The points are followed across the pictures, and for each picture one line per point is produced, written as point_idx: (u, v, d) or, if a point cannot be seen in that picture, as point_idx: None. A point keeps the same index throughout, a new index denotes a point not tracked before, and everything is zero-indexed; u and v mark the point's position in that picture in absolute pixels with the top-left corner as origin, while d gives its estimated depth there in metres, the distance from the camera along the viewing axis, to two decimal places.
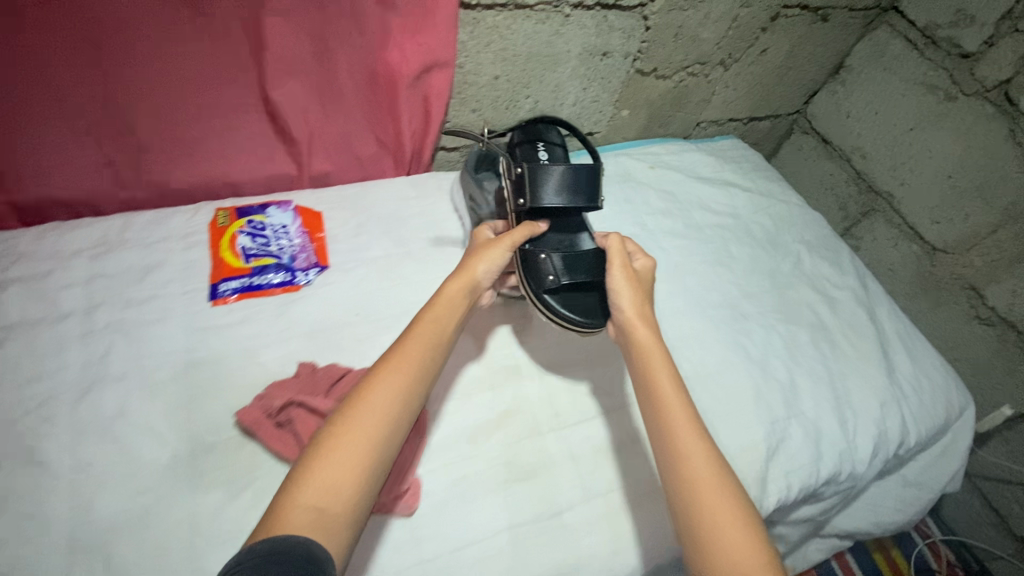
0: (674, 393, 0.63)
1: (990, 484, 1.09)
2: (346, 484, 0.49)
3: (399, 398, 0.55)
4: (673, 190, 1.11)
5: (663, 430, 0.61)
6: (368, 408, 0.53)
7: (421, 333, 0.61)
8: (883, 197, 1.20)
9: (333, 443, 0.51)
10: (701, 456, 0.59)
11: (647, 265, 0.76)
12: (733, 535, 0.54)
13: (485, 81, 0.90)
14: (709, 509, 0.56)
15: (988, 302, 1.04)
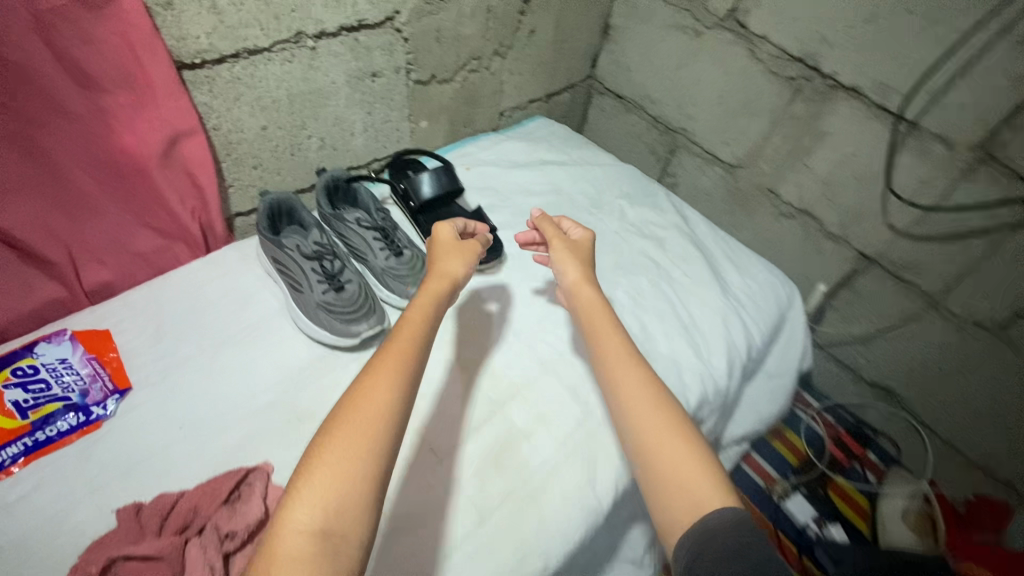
0: (626, 353, 0.72)
1: (837, 348, 1.25)
2: (340, 498, 0.50)
3: (392, 406, 0.56)
4: (492, 185, 1.13)
5: (620, 391, 0.69)
6: (360, 413, 0.55)
7: (407, 335, 0.62)
8: (679, 133, 1.30)
9: (322, 453, 0.52)
10: (659, 403, 0.67)
11: (584, 237, 0.85)
12: (687, 466, 0.61)
13: (253, 135, 0.84)
14: (662, 450, 0.63)
15: (784, 199, 1.17)
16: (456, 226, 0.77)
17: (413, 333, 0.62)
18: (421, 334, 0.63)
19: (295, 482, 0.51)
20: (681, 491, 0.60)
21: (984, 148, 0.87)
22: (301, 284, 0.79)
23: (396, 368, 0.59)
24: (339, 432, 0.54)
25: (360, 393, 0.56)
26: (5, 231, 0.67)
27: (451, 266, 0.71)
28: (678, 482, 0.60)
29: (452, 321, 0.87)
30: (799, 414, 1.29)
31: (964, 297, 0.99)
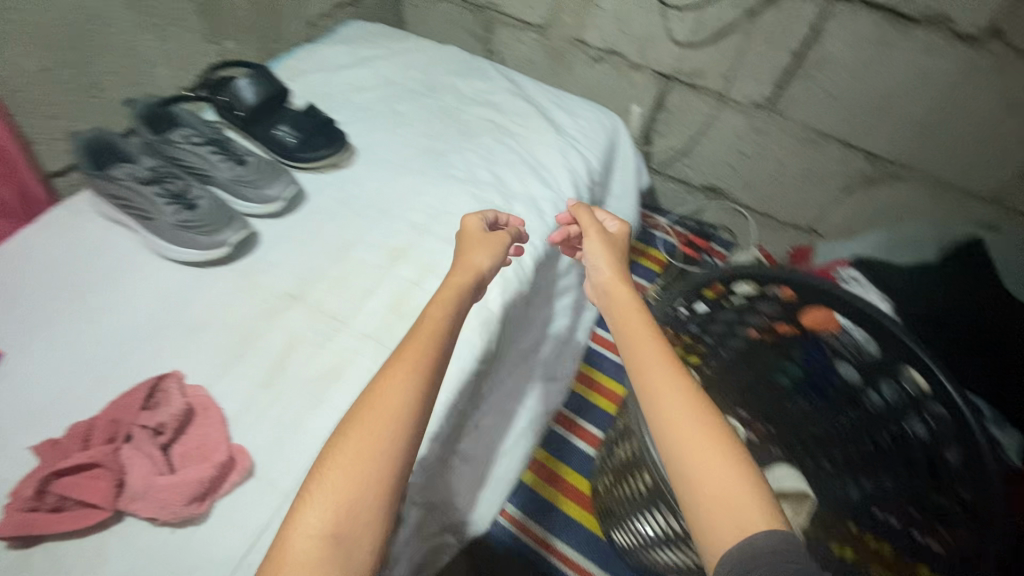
0: (661, 353, 0.64)
1: (669, 166, 1.46)
2: (352, 496, 0.50)
3: (410, 401, 0.56)
4: (322, 90, 1.13)
5: (652, 398, 0.61)
6: (371, 412, 0.55)
7: (424, 324, 0.64)
8: (487, 8, 1.37)
9: (342, 449, 0.53)
10: (699, 411, 0.58)
11: (621, 228, 0.85)
12: (722, 482, 0.53)
13: (35, 77, 0.78)
14: (692, 454, 0.56)
15: (591, 44, 1.30)
16: (483, 219, 0.82)
17: (432, 329, 0.63)
18: (438, 326, 0.65)
19: (311, 476, 0.52)
20: (713, 511, 0.52)
21: None
22: (150, 212, 0.78)
23: (412, 363, 0.59)
24: (356, 426, 0.55)
25: (375, 391, 0.57)
26: None
27: (475, 256, 0.74)
28: (714, 494, 0.53)
29: (319, 213, 0.90)
30: (656, 233, 1.52)
31: (742, 85, 1.19)
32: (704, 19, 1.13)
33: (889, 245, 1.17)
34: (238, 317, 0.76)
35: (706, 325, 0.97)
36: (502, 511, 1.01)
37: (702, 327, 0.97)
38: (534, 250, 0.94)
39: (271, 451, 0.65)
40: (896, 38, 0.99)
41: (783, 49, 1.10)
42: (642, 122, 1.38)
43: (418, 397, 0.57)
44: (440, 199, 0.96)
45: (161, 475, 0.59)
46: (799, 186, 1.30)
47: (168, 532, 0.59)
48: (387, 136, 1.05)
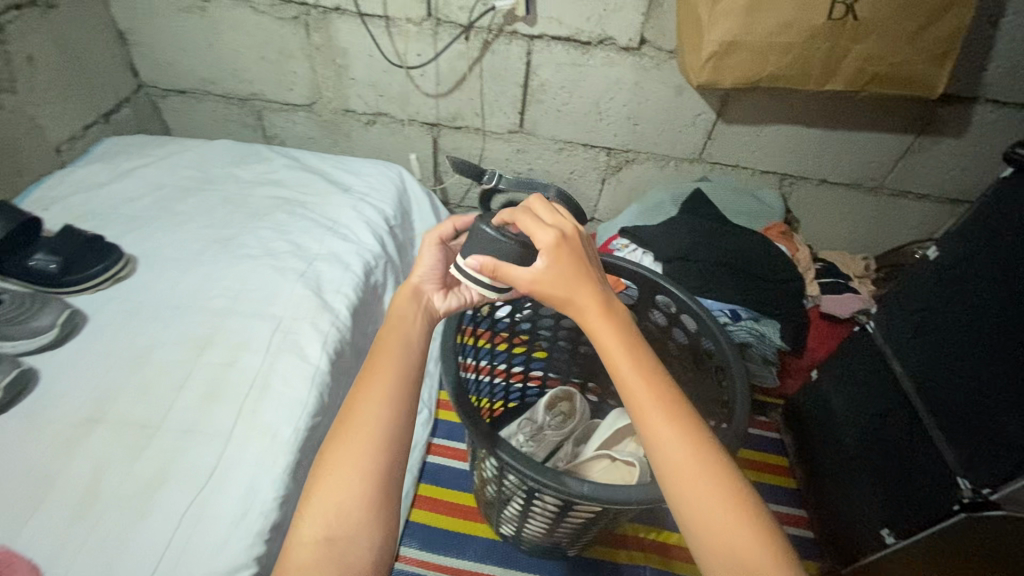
0: (641, 364, 0.61)
1: (466, 198, 1.62)
2: (349, 499, 0.56)
3: (386, 409, 0.62)
4: (79, 209, 1.07)
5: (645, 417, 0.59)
6: (354, 443, 0.59)
7: (386, 354, 0.67)
8: (253, 98, 1.43)
9: (332, 452, 0.59)
10: (698, 438, 0.59)
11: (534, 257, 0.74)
12: (708, 504, 0.55)
13: None
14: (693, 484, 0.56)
15: (357, 111, 1.42)
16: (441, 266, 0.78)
17: (391, 358, 0.66)
18: (404, 350, 0.68)
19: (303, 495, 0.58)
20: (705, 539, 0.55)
21: (430, 15, 1.22)
22: None
23: (383, 387, 0.63)
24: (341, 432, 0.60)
25: (354, 407, 0.62)
26: None
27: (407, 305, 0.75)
28: (704, 521, 0.55)
29: (108, 329, 0.86)
30: None
31: (493, 118, 1.40)
32: (441, 71, 1.31)
33: (643, 213, 1.44)
34: (31, 460, 0.70)
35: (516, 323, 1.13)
36: (395, 556, 1.02)
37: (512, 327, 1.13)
38: (347, 298, 1.00)
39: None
40: (586, 59, 1.26)
41: (511, 83, 1.32)
42: (427, 164, 1.53)
43: (392, 422, 0.61)
44: (241, 279, 0.98)
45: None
46: (570, 188, 1.54)
47: None
48: (169, 236, 1.04)
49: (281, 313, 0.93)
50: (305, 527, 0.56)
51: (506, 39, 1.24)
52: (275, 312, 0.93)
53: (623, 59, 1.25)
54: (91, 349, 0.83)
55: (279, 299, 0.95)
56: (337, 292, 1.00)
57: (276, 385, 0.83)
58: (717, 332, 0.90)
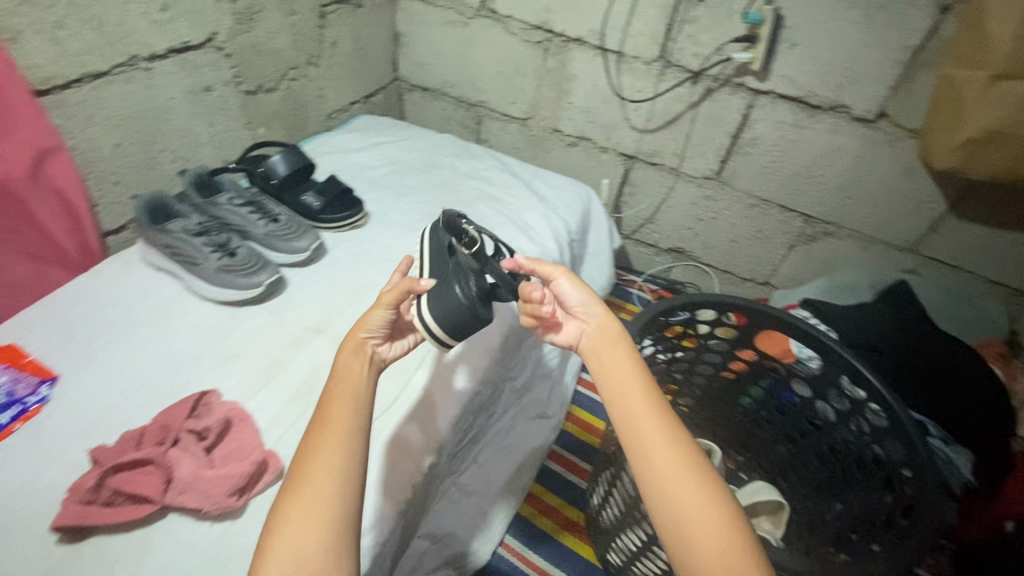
0: (648, 395, 0.65)
1: (639, 232, 1.65)
2: (312, 547, 0.52)
3: (343, 460, 0.58)
4: (335, 166, 1.31)
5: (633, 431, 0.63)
6: (318, 488, 0.56)
7: (339, 397, 0.63)
8: (479, 105, 1.63)
9: (294, 500, 0.55)
10: (690, 462, 0.61)
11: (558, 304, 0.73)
12: (699, 517, 0.57)
13: (109, 151, 0.95)
14: (682, 498, 0.59)
15: (565, 132, 1.54)
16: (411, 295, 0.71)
17: (345, 409, 0.61)
18: (359, 396, 0.63)
19: (262, 549, 0.53)
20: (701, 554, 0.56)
21: (662, 57, 1.29)
22: (196, 258, 0.90)
23: (339, 439, 0.59)
24: (300, 474, 0.57)
25: (306, 456, 0.58)
26: None
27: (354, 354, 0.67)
28: (696, 533, 0.57)
29: (339, 264, 1.04)
30: (631, 290, 1.66)
31: (692, 162, 1.42)
32: (655, 109, 1.37)
33: (829, 290, 1.34)
34: (270, 347, 0.87)
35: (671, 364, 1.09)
36: (498, 542, 1.06)
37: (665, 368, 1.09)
38: None
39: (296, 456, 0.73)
40: (809, 122, 1.23)
41: (722, 132, 1.33)
42: (613, 192, 1.59)
43: (346, 473, 0.57)
44: None
45: (218, 470, 0.67)
46: (750, 247, 1.49)
47: (213, 525, 0.65)
48: (394, 203, 1.22)
49: None
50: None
51: (730, 89, 1.26)
52: None
53: (852, 129, 1.20)
54: (324, 276, 1.01)
55: None
56: None
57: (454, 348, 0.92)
58: (919, 449, 0.81)
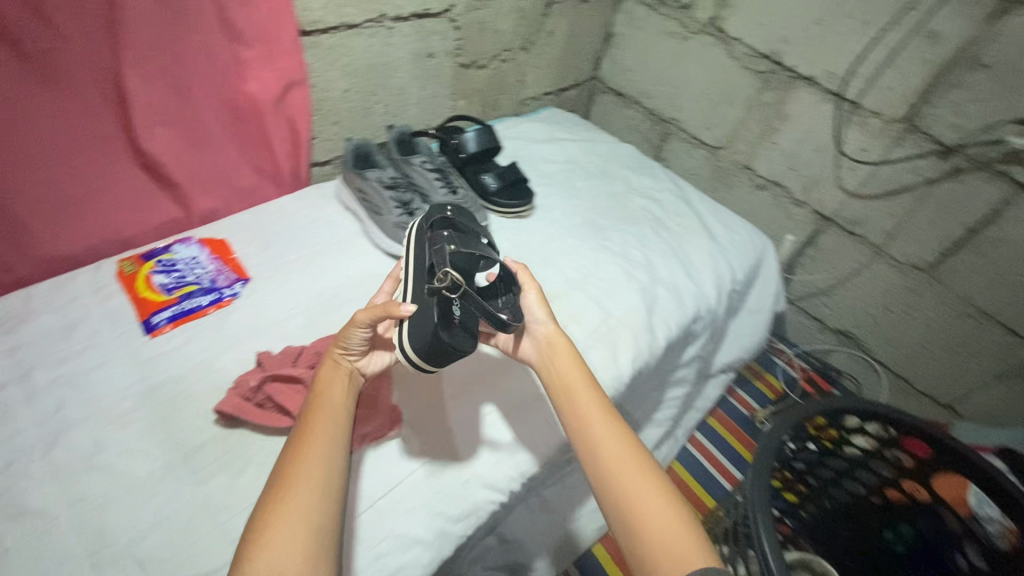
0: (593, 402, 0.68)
1: (807, 300, 1.46)
2: (298, 547, 0.50)
3: (332, 465, 0.57)
4: (516, 153, 1.33)
5: (586, 441, 0.65)
6: (299, 500, 0.53)
7: (322, 417, 0.61)
8: (670, 122, 1.55)
9: (281, 497, 0.53)
10: (639, 461, 0.63)
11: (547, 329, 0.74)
12: (653, 511, 0.58)
13: (338, 94, 1.05)
14: (626, 486, 0.61)
15: (757, 172, 1.41)
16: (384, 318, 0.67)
17: (329, 416, 0.61)
18: (340, 418, 0.61)
19: (238, 563, 0.49)
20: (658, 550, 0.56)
21: (907, 119, 1.11)
22: (380, 209, 0.97)
23: (325, 443, 0.58)
24: (290, 472, 0.55)
25: (294, 458, 0.56)
26: (151, 155, 0.85)
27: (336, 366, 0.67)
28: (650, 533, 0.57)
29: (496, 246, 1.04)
30: (775, 359, 1.48)
31: (903, 244, 1.21)
32: (878, 174, 1.19)
33: None
34: None
35: (813, 469, 0.96)
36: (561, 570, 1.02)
37: (807, 469, 0.96)
38: (669, 331, 1.01)
39: (417, 419, 0.76)
40: None
41: (957, 221, 1.12)
42: (792, 249, 1.42)
43: (332, 478, 0.56)
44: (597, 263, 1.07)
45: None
46: (946, 361, 1.25)
47: None
48: (562, 201, 1.20)
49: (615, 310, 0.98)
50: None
51: (988, 175, 1.05)
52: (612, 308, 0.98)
53: None
54: None
55: (619, 297, 1.00)
56: (664, 321, 1.01)
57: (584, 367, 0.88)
58: None
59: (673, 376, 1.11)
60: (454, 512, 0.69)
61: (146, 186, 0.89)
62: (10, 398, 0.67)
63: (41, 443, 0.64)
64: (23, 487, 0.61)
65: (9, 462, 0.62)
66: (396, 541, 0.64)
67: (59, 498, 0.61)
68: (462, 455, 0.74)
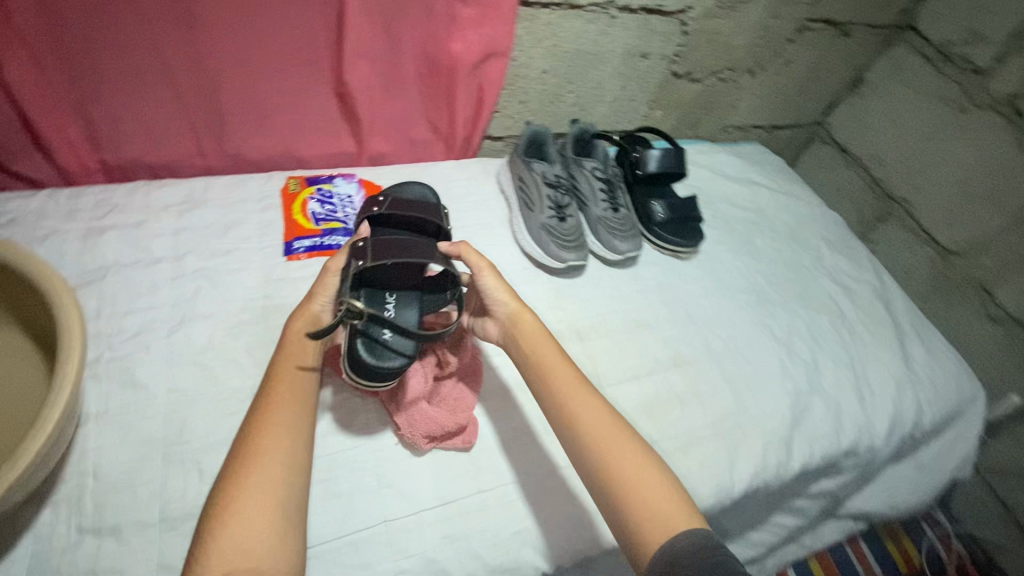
0: (559, 365, 0.64)
1: (1000, 478, 1.13)
2: (263, 525, 0.47)
3: (296, 438, 0.54)
4: (699, 184, 1.14)
5: (557, 407, 0.61)
6: (261, 490, 0.49)
7: (285, 395, 0.56)
8: (898, 202, 1.26)
9: (245, 470, 0.50)
10: (614, 422, 0.60)
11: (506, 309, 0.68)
12: (638, 476, 0.56)
13: (535, 74, 0.98)
14: (608, 453, 0.58)
15: (997, 301, 1.10)
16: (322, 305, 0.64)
17: (288, 384, 0.57)
18: (303, 397, 0.57)
19: (197, 549, 0.46)
20: (652, 521, 0.53)
21: None
22: (533, 205, 0.90)
23: (287, 413, 0.55)
24: (255, 443, 0.52)
25: (256, 431, 0.53)
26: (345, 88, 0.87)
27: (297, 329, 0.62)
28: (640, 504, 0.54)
29: (640, 286, 0.91)
30: (925, 528, 1.18)
31: None
32: None
33: None
34: None
35: None
36: None
37: None
38: (808, 456, 0.82)
39: (498, 444, 0.70)
40: None
41: None
42: (1009, 410, 1.09)
43: (299, 445, 0.53)
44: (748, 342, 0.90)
45: (433, 408, 0.67)
46: None
47: (398, 447, 0.67)
48: (732, 257, 1.03)
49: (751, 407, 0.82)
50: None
51: None
52: (748, 404, 0.82)
53: None
54: (618, 288, 0.90)
55: (761, 394, 0.84)
56: (806, 443, 0.82)
57: (689, 461, 0.75)
58: None
59: (789, 503, 0.92)
60: (494, 561, 0.62)
61: (328, 114, 0.92)
62: (160, 273, 0.73)
63: (166, 325, 0.69)
64: (139, 360, 0.66)
65: (137, 332, 0.68)
66: (423, 563, 0.60)
67: (160, 382, 0.65)
68: (525, 502, 0.66)
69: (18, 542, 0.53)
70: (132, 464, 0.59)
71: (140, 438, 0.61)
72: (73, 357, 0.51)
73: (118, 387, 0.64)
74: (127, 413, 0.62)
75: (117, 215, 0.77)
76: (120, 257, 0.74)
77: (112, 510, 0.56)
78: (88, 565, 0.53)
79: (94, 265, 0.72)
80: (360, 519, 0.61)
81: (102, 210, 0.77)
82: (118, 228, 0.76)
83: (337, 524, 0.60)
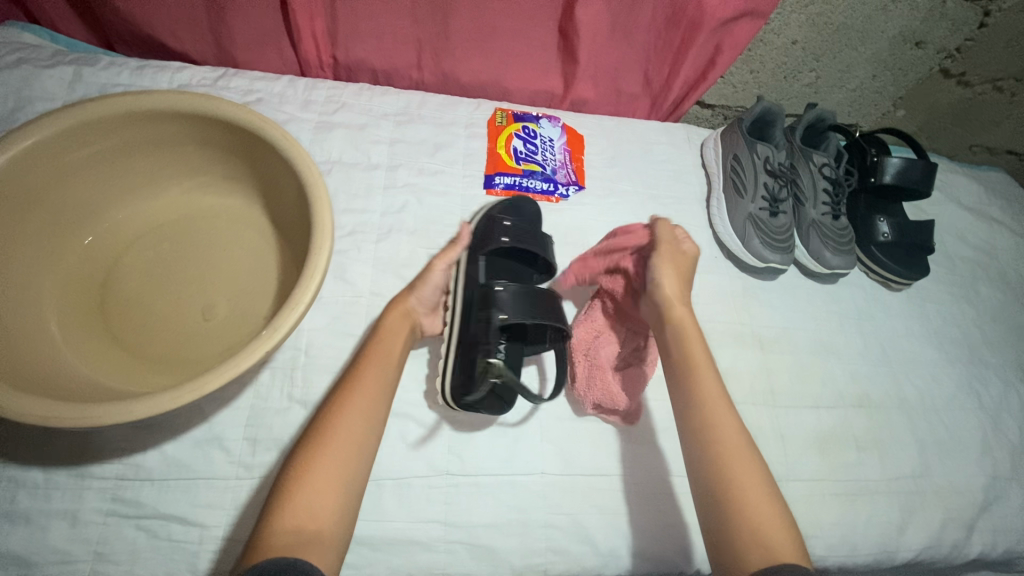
0: (704, 373, 0.59)
1: None
2: (333, 491, 0.48)
3: (376, 414, 0.54)
4: (926, 207, 0.98)
5: (695, 417, 0.57)
6: (341, 450, 0.50)
7: (376, 370, 0.56)
8: None
9: (326, 438, 0.51)
10: (740, 451, 0.54)
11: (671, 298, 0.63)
12: (756, 507, 0.51)
13: (782, 44, 0.86)
14: (733, 478, 0.53)
15: None
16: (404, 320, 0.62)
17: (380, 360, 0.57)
18: (390, 373, 0.57)
19: (273, 505, 0.47)
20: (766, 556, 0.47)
21: None
22: (745, 190, 0.83)
23: (373, 388, 0.55)
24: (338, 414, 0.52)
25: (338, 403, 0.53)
26: (576, 25, 0.81)
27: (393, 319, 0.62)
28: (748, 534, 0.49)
29: (836, 310, 0.83)
30: None
31: None
32: None
33: None
34: (711, 318, 0.78)
35: None
36: None
37: None
38: (990, 547, 0.72)
39: (661, 432, 0.68)
40: None
41: None
42: None
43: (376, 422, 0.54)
44: (946, 403, 0.80)
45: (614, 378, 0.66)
46: None
47: (564, 404, 0.67)
48: (947, 301, 0.89)
49: (933, 472, 0.74)
50: (273, 542, 0.44)
51: None
52: (930, 469, 0.74)
53: None
54: (810, 305, 0.83)
55: (949, 465, 0.75)
56: (992, 531, 0.72)
57: (852, 509, 0.69)
58: None
59: None
60: (639, 546, 0.61)
61: (546, 48, 0.86)
62: (375, 180, 0.77)
63: (375, 232, 0.73)
64: (350, 258, 0.70)
65: (351, 232, 0.72)
66: (571, 525, 0.61)
67: (365, 283, 0.69)
68: (678, 500, 0.64)
69: (242, 393, 0.60)
70: (334, 351, 0.64)
71: (343, 330, 0.66)
72: (320, 254, 0.55)
73: (330, 278, 0.68)
74: (336, 304, 0.67)
75: (344, 114, 0.81)
76: (343, 156, 0.78)
77: (316, 389, 0.62)
78: (294, 431, 0.59)
79: (321, 158, 0.77)
80: (521, 465, 0.63)
81: (332, 106, 0.81)
82: (344, 127, 0.80)
83: (501, 462, 0.63)
